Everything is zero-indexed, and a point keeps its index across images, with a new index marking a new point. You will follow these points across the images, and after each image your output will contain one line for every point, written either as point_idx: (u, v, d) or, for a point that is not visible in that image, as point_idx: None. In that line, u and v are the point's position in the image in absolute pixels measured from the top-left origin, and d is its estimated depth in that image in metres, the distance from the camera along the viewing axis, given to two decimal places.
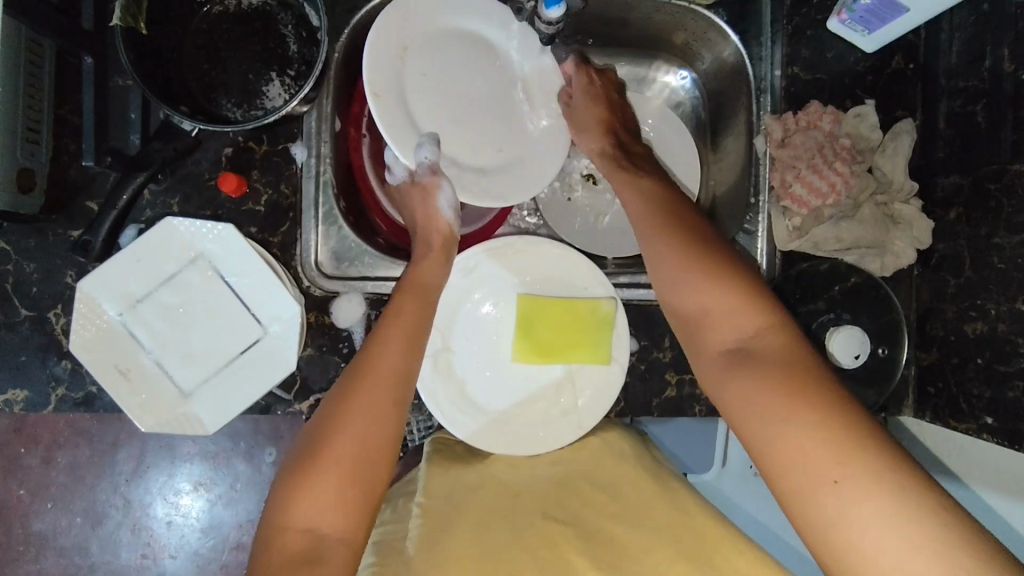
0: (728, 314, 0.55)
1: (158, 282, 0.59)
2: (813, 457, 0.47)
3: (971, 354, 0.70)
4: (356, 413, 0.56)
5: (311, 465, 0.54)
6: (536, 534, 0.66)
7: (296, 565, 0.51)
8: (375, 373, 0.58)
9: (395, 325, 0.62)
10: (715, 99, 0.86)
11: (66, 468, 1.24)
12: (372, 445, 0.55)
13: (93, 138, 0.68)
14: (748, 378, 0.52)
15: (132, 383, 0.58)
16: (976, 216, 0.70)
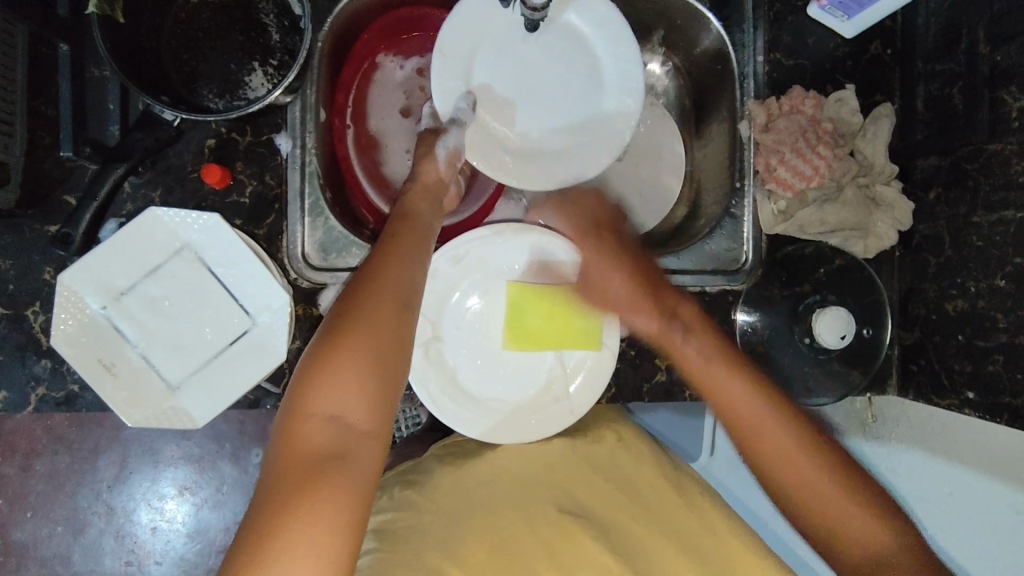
0: (739, 394, 0.61)
1: (142, 274, 0.58)
2: (851, 511, 0.56)
3: (952, 331, 0.72)
4: (386, 308, 0.52)
5: (340, 351, 0.49)
6: (552, 525, 0.66)
7: (321, 460, 0.46)
8: (390, 281, 0.55)
9: (404, 242, 0.59)
10: (698, 87, 0.87)
11: (45, 476, 1.21)
12: (399, 347, 0.52)
13: (69, 127, 0.66)
14: (783, 462, 0.58)
15: (117, 377, 0.57)
16: (955, 195, 0.71)
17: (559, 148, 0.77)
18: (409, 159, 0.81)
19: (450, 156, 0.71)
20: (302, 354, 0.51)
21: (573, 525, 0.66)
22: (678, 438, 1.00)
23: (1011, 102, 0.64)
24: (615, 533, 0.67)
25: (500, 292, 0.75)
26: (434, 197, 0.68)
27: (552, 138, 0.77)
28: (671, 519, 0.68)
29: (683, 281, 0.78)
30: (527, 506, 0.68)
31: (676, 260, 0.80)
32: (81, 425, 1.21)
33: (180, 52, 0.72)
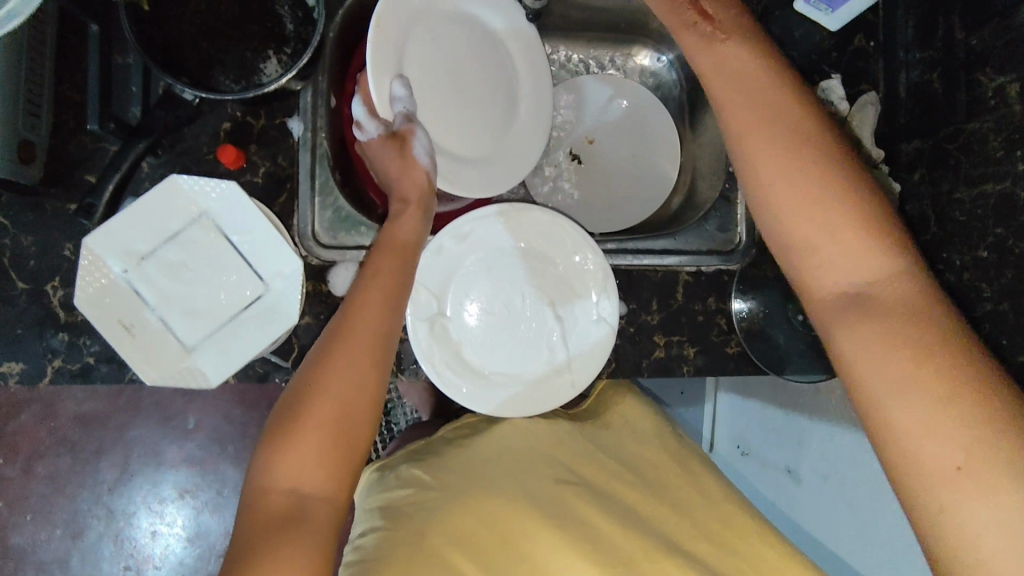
0: (831, 252, 0.49)
1: (162, 240, 0.61)
2: (933, 439, 0.42)
3: None
4: (342, 377, 0.54)
5: (299, 423, 0.52)
6: (558, 500, 0.69)
7: (278, 525, 0.50)
8: (356, 337, 0.56)
9: (376, 285, 0.59)
10: (692, 80, 0.91)
11: (47, 478, 1.21)
12: (358, 408, 0.54)
13: (96, 102, 0.71)
14: (870, 324, 0.46)
15: (135, 338, 0.59)
16: (938, 174, 0.75)
17: (487, 137, 0.78)
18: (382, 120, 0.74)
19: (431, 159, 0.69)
20: (271, 419, 0.55)
21: (575, 495, 0.70)
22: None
23: (987, 82, 0.68)
24: (617, 502, 0.71)
25: (504, 270, 0.78)
26: (413, 235, 0.67)
27: (475, 126, 0.77)
28: (673, 493, 0.73)
29: (678, 261, 0.81)
30: (533, 479, 0.71)
31: (673, 242, 0.83)
32: (86, 424, 1.22)
33: (198, 39, 0.75)
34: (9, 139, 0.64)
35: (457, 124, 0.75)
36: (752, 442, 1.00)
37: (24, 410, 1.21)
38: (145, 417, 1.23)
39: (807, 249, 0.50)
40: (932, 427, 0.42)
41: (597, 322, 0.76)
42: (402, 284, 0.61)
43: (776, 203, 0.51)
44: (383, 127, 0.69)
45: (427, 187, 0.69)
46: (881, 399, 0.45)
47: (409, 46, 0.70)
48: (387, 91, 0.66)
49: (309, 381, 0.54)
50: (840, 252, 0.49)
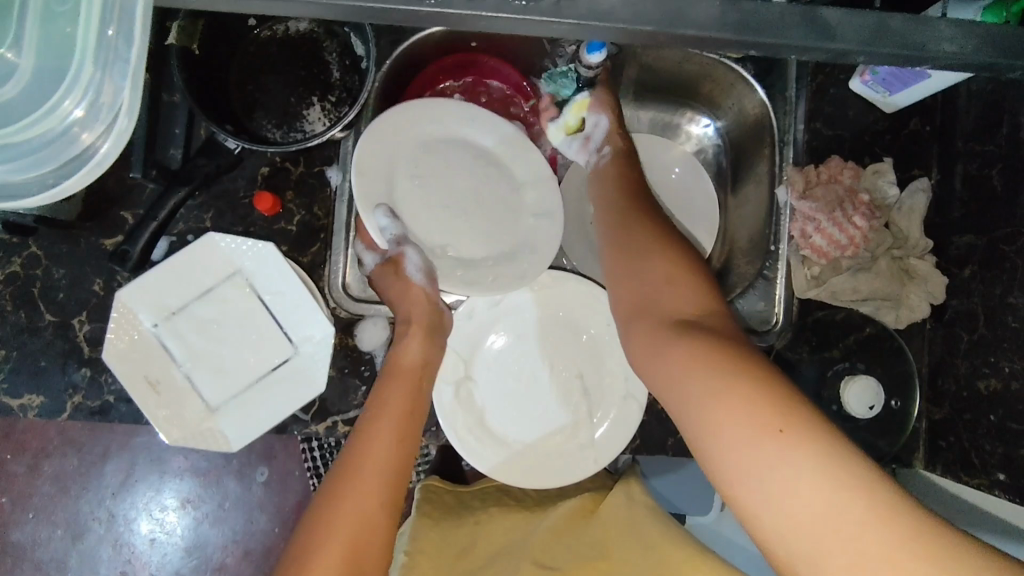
0: (657, 340, 0.58)
1: (195, 296, 0.60)
2: (784, 464, 0.44)
3: (983, 410, 0.72)
4: (346, 522, 0.55)
5: (310, 563, 0.52)
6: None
7: None
8: (365, 477, 0.57)
9: (382, 419, 0.61)
10: (736, 149, 0.89)
11: (52, 478, 1.21)
12: (368, 552, 0.54)
13: (141, 151, 0.66)
14: (690, 354, 0.53)
15: (160, 396, 0.58)
16: (991, 275, 0.72)
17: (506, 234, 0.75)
18: None
19: (427, 272, 0.71)
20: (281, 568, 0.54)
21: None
22: (678, 497, 0.94)
23: None
24: None
25: (532, 337, 0.76)
26: (417, 359, 0.67)
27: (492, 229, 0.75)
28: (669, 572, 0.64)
29: None
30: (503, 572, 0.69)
31: None
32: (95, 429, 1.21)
33: (245, 83, 0.75)
34: None
35: (466, 232, 0.74)
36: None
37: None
38: None
39: (644, 302, 0.62)
40: (813, 483, 0.42)
41: (625, 399, 0.74)
42: (411, 414, 0.63)
43: (649, 297, 0.62)
44: (381, 256, 0.72)
45: (429, 308, 0.70)
46: (720, 422, 0.48)
47: (397, 181, 0.72)
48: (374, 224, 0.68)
49: (321, 519, 0.55)
50: (663, 328, 0.58)
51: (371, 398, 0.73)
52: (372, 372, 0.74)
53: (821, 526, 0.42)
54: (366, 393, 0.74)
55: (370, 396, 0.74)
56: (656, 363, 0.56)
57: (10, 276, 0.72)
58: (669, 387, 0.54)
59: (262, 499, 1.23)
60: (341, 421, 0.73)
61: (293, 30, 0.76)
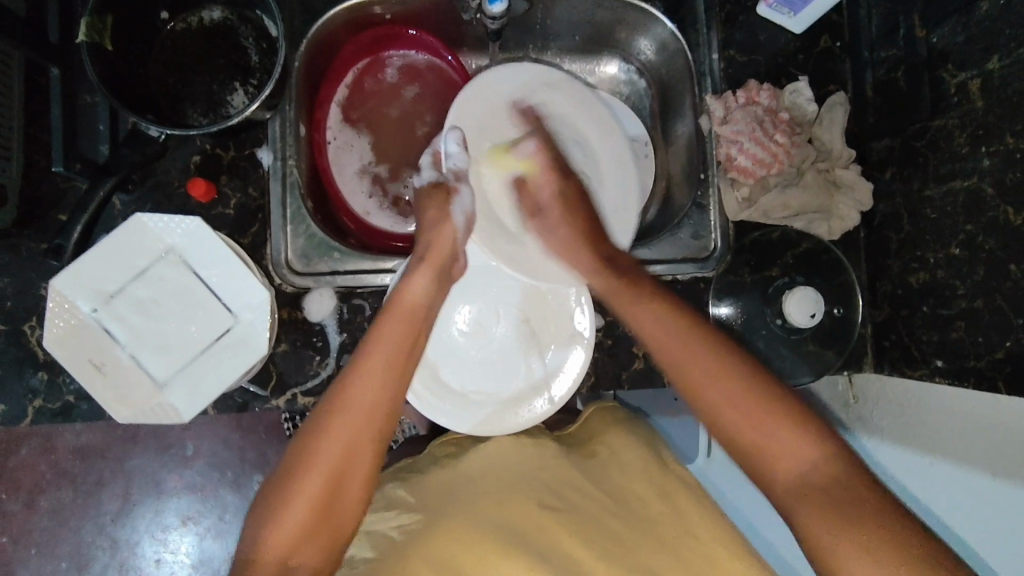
0: (682, 351, 0.64)
1: (130, 277, 0.61)
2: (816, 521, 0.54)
3: (916, 303, 0.74)
4: (329, 450, 0.58)
5: (292, 491, 0.57)
6: (539, 525, 0.68)
7: None
8: (351, 412, 0.59)
9: (378, 353, 0.62)
10: (662, 89, 0.91)
11: (49, 511, 1.22)
12: (351, 479, 0.58)
13: (61, 143, 0.72)
14: (727, 386, 0.61)
15: (106, 376, 0.60)
16: (908, 172, 0.75)
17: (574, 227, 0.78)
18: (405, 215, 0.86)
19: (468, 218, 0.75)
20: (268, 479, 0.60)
21: (558, 523, 0.68)
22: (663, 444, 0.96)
23: (950, 78, 0.68)
24: (609, 533, 0.68)
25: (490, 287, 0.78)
26: (425, 295, 0.68)
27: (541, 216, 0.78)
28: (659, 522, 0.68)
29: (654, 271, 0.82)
30: (514, 503, 0.69)
31: (650, 251, 0.83)
32: (83, 459, 1.21)
33: (166, 77, 0.76)
34: None
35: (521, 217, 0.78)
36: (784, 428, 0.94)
37: (22, 445, 1.21)
38: (143, 447, 1.23)
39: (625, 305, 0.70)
40: (844, 531, 0.53)
41: (574, 337, 0.76)
42: (409, 351, 0.64)
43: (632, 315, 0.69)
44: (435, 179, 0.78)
45: (448, 252, 0.72)
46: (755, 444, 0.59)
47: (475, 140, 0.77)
48: (444, 148, 0.75)
49: (305, 445, 0.59)
50: (666, 329, 0.66)
51: (326, 366, 0.75)
52: (324, 342, 0.76)
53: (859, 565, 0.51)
54: (320, 362, 0.75)
55: (324, 365, 0.76)
56: (697, 377, 0.63)
57: None
58: (713, 419, 0.61)
59: None
60: (300, 393, 0.75)
61: (207, 20, 0.78)
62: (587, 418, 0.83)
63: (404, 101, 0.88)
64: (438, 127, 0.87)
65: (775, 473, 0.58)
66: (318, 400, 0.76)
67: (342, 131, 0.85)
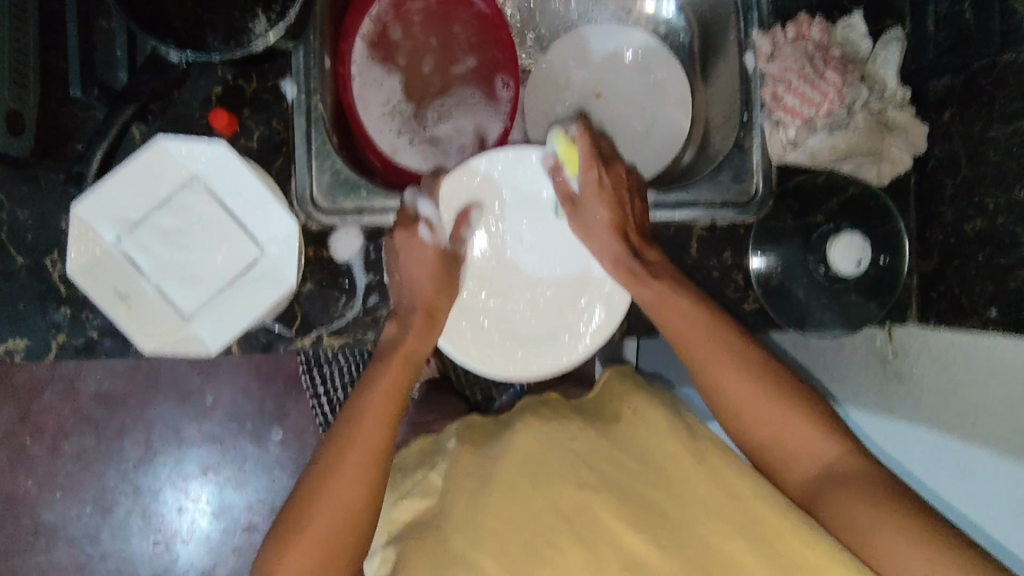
0: (721, 358, 0.65)
1: (154, 206, 0.59)
2: (866, 515, 0.55)
3: (971, 252, 0.71)
4: (336, 495, 0.60)
5: (302, 535, 0.59)
6: (569, 503, 0.62)
7: None
8: (352, 457, 0.62)
9: (372, 403, 0.65)
10: (704, 31, 0.88)
11: (73, 456, 1.23)
12: (354, 520, 0.60)
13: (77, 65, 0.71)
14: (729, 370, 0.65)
15: (132, 307, 0.58)
16: (970, 112, 0.70)
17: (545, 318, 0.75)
18: (422, 152, 0.82)
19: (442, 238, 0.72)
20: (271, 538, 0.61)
21: (594, 499, 0.62)
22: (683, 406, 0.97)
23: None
24: (644, 504, 0.62)
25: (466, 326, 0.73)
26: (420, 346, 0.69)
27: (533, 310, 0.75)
28: (696, 490, 0.61)
29: (692, 215, 0.78)
30: (547, 478, 0.64)
31: (687, 194, 0.79)
32: (109, 405, 1.23)
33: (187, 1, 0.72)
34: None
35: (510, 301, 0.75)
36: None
37: (46, 390, 1.22)
38: (165, 396, 1.23)
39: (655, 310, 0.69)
40: (883, 523, 0.54)
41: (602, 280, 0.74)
42: (400, 399, 0.66)
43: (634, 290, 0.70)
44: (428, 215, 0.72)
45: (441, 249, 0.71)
46: (773, 430, 0.63)
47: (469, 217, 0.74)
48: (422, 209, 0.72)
49: (306, 508, 0.60)
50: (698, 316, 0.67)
51: (351, 308, 0.74)
52: (351, 283, 0.74)
53: (893, 555, 0.53)
54: (346, 304, 0.74)
55: (350, 307, 0.74)
56: (716, 370, 0.65)
57: None
58: (724, 405, 0.65)
59: (279, 460, 1.25)
60: (326, 334, 0.74)
61: None
62: (603, 383, 0.79)
63: (399, 47, 0.83)
64: (444, 63, 0.84)
65: (775, 459, 0.63)
66: (343, 341, 0.74)
67: (367, 66, 0.81)
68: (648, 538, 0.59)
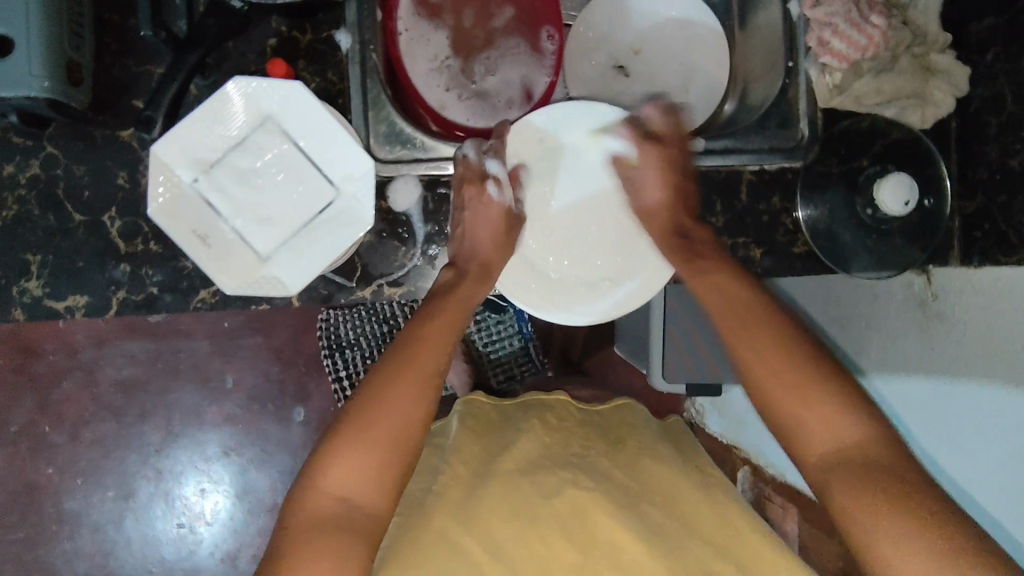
0: (751, 345, 0.65)
1: (229, 147, 0.59)
2: (872, 508, 0.53)
3: (1018, 187, 0.73)
4: (400, 403, 0.61)
5: (365, 435, 0.59)
6: (566, 501, 0.68)
7: (327, 529, 0.56)
8: (416, 370, 0.63)
9: (434, 325, 0.67)
10: None
11: (94, 442, 1.19)
12: (411, 431, 0.61)
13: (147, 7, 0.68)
14: (757, 333, 0.65)
15: (212, 247, 0.58)
16: (1016, 49, 0.71)
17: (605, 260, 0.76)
18: (471, 105, 0.83)
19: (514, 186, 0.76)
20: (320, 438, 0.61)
21: (589, 500, 0.68)
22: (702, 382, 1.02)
23: None
24: (639, 515, 0.69)
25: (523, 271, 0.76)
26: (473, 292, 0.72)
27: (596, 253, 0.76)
28: (679, 507, 0.71)
29: (740, 160, 0.79)
30: (543, 477, 0.70)
31: (735, 141, 0.80)
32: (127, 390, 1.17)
33: None
34: (58, 57, 0.64)
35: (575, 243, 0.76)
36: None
37: (64, 379, 1.16)
38: (185, 379, 1.19)
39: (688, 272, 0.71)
40: (887, 513, 0.52)
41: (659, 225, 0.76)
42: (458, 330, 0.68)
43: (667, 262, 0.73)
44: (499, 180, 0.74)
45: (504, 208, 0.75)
46: (795, 400, 0.61)
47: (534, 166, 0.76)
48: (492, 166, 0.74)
49: (365, 413, 0.60)
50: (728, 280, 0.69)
51: (411, 257, 0.75)
52: (409, 232, 0.75)
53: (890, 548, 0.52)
54: (406, 253, 0.75)
55: (409, 256, 0.75)
56: (757, 365, 0.64)
57: (32, 180, 0.71)
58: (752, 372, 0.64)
59: (303, 441, 1.22)
60: (385, 283, 0.74)
61: None
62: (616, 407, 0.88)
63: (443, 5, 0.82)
64: (483, 15, 0.83)
65: (798, 435, 0.61)
66: (403, 291, 0.75)
67: (414, 22, 0.80)
68: (639, 538, 0.65)
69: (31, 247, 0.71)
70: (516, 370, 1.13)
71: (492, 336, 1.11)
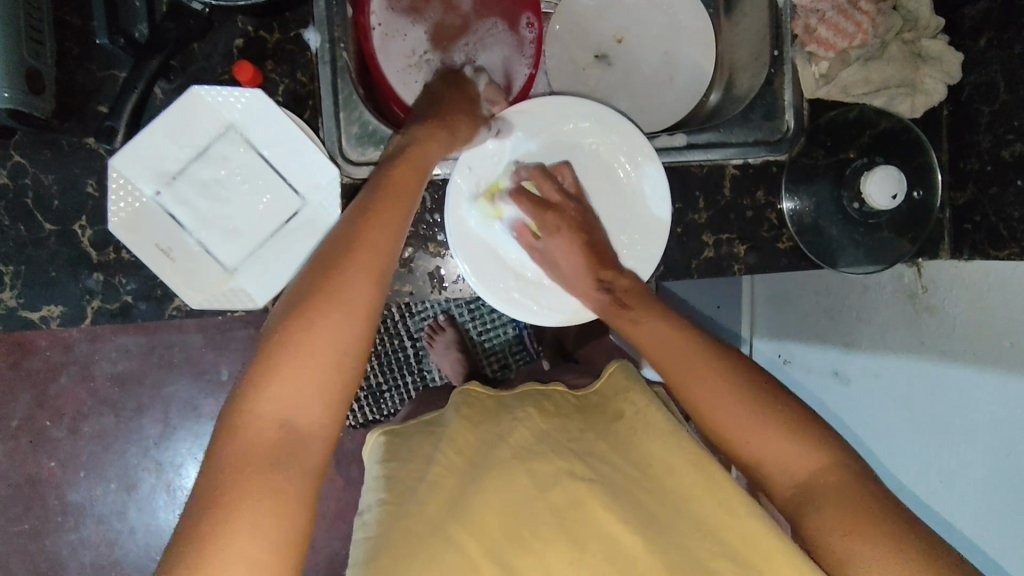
0: (684, 359, 0.60)
1: (191, 157, 0.58)
2: (852, 540, 0.48)
3: (1011, 178, 0.70)
4: (346, 285, 0.48)
5: (306, 325, 0.46)
6: (559, 491, 0.57)
7: (274, 454, 0.44)
8: (363, 245, 0.50)
9: (385, 196, 0.55)
10: None
11: (93, 436, 1.19)
12: (360, 315, 0.48)
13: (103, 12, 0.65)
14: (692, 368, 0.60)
15: (176, 261, 0.57)
16: (1010, 36, 0.69)
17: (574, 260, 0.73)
18: None
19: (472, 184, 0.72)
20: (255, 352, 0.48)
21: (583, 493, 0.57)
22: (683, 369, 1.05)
23: None
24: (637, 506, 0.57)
25: (483, 253, 0.71)
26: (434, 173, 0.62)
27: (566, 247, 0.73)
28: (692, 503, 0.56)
29: (724, 155, 0.77)
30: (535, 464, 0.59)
31: (717, 135, 0.78)
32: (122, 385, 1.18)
33: None
34: (15, 66, 0.62)
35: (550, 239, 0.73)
36: (770, 361, 1.00)
37: (60, 373, 1.17)
38: (179, 373, 1.19)
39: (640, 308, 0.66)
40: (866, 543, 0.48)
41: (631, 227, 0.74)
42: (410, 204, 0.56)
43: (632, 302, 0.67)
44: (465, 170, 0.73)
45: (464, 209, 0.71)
46: (738, 428, 0.56)
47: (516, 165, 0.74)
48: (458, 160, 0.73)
49: (307, 302, 0.47)
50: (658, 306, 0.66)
51: None
52: None
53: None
54: None
55: None
56: (695, 387, 0.59)
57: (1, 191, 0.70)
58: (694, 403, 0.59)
59: None
60: None
61: None
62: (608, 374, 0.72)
63: None
64: (452, 2, 0.79)
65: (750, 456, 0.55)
66: None
67: (388, 17, 0.78)
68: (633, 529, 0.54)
69: (3, 257, 0.70)
70: (510, 358, 1.12)
71: (487, 323, 1.11)
